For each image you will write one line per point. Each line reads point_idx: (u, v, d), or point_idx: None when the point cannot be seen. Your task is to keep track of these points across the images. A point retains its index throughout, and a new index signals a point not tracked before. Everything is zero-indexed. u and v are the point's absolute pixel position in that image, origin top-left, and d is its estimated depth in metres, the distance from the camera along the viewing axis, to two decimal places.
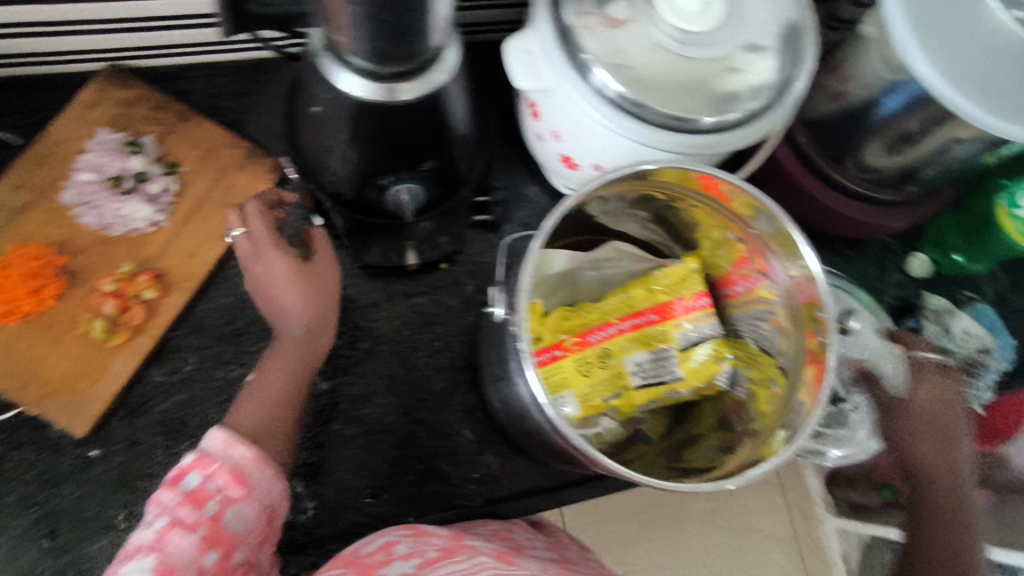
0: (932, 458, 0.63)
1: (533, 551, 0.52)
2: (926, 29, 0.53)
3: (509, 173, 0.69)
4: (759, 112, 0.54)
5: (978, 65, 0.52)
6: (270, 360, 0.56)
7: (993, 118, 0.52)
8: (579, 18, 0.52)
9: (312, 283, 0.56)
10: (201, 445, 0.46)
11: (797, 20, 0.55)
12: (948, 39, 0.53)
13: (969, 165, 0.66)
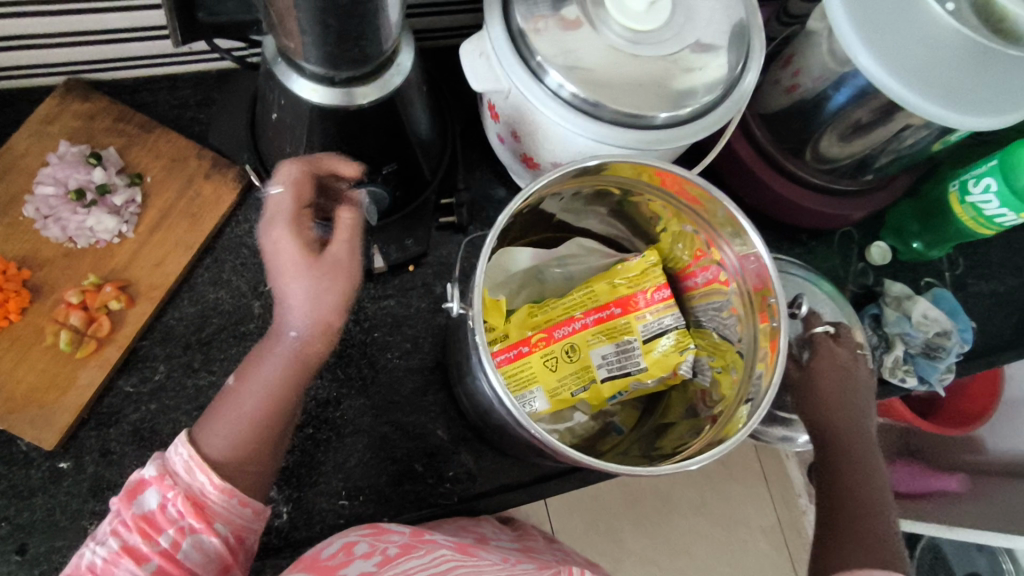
0: (842, 424, 0.56)
1: (499, 542, 0.54)
2: (864, 23, 0.55)
3: (474, 175, 0.70)
4: (710, 106, 0.56)
5: (917, 57, 0.54)
6: (264, 356, 0.48)
7: (934, 107, 0.54)
8: (532, 21, 0.54)
9: (324, 282, 0.46)
10: (168, 464, 0.46)
11: (744, 17, 0.57)
12: (887, 33, 0.55)
13: (920, 153, 0.69)
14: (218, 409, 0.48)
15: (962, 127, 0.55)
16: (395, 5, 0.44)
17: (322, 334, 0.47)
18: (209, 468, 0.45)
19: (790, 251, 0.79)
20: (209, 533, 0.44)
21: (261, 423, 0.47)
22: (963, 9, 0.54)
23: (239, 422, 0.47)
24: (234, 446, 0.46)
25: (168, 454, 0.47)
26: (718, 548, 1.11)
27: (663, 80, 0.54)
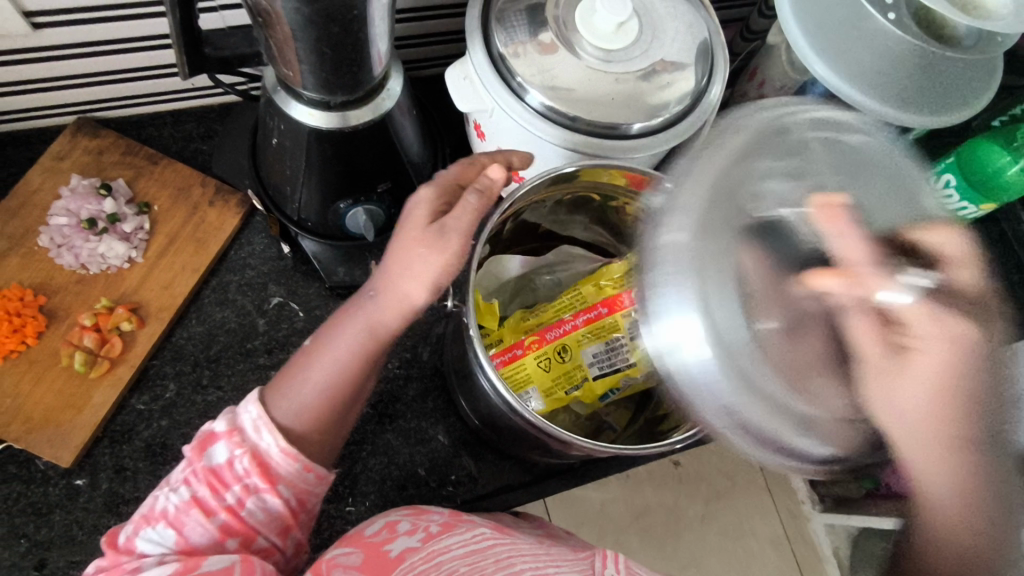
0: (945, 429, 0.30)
1: (525, 529, 0.57)
2: (821, 38, 0.61)
3: None
4: (681, 116, 0.60)
5: (866, 63, 0.59)
6: (345, 317, 0.48)
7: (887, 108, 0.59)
8: (512, 46, 0.58)
9: (420, 262, 0.45)
10: (238, 419, 0.46)
11: (706, 34, 0.61)
12: (837, 45, 0.60)
13: None
14: (291, 370, 0.48)
15: (914, 126, 0.60)
16: (383, 35, 0.49)
17: (398, 312, 0.46)
18: (276, 431, 0.46)
19: None
20: (272, 494, 0.45)
21: (323, 395, 0.47)
22: (905, 18, 0.58)
23: (307, 387, 0.47)
24: (299, 412, 0.46)
25: (238, 410, 0.47)
26: (727, 559, 1.12)
27: (635, 95, 0.58)
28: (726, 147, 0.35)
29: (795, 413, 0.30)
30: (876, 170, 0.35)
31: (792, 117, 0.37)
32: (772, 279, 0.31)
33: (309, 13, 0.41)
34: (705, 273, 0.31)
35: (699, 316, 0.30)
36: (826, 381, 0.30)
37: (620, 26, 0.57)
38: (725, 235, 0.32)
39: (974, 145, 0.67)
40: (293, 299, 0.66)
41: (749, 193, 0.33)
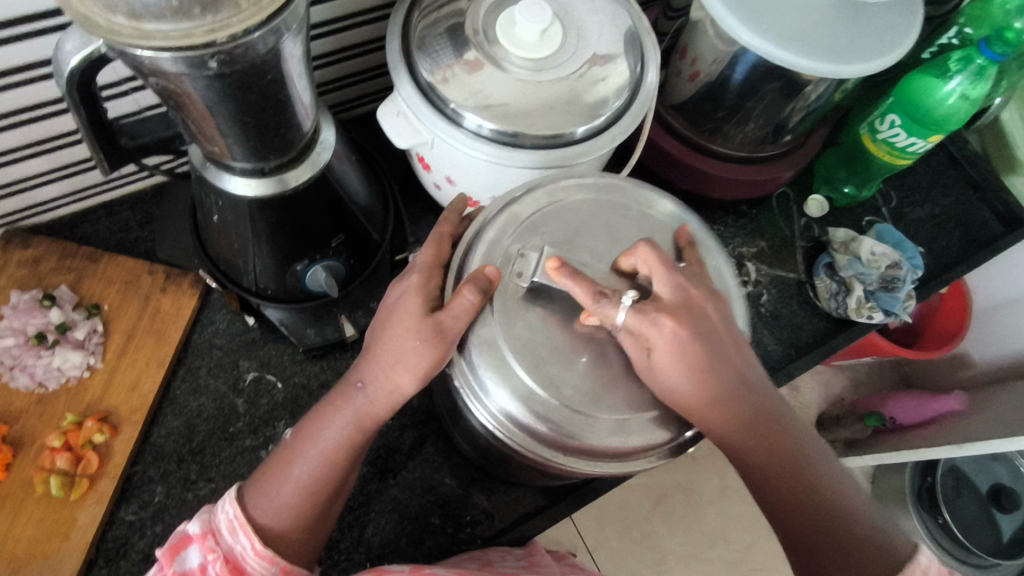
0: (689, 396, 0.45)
1: (503, 563, 0.56)
2: (742, 8, 0.59)
3: (421, 227, 0.72)
4: (622, 108, 0.59)
5: (790, 26, 0.59)
6: (326, 407, 0.48)
7: (819, 64, 0.58)
8: (440, 73, 0.56)
9: (404, 346, 0.45)
10: (213, 520, 0.47)
11: (630, 23, 0.61)
12: (761, 12, 0.59)
13: (827, 105, 0.73)
14: (274, 467, 0.48)
15: (854, 75, 0.59)
16: (305, 89, 0.47)
17: (388, 404, 0.47)
18: (251, 532, 0.46)
19: (735, 224, 0.82)
20: None
21: (308, 489, 0.46)
22: None
23: (289, 481, 0.46)
24: (279, 509, 0.46)
25: (214, 512, 0.48)
26: (753, 524, 1.14)
27: (574, 98, 0.57)
28: (485, 249, 0.49)
29: (595, 425, 0.45)
30: (591, 219, 0.51)
31: (528, 199, 0.51)
32: (556, 329, 0.47)
33: (223, 87, 0.39)
34: (504, 357, 0.45)
35: (505, 384, 0.45)
36: (607, 394, 0.46)
37: (544, 31, 0.56)
38: (505, 320, 0.46)
39: (907, 81, 0.69)
40: (268, 371, 0.64)
41: (512, 275, 0.48)
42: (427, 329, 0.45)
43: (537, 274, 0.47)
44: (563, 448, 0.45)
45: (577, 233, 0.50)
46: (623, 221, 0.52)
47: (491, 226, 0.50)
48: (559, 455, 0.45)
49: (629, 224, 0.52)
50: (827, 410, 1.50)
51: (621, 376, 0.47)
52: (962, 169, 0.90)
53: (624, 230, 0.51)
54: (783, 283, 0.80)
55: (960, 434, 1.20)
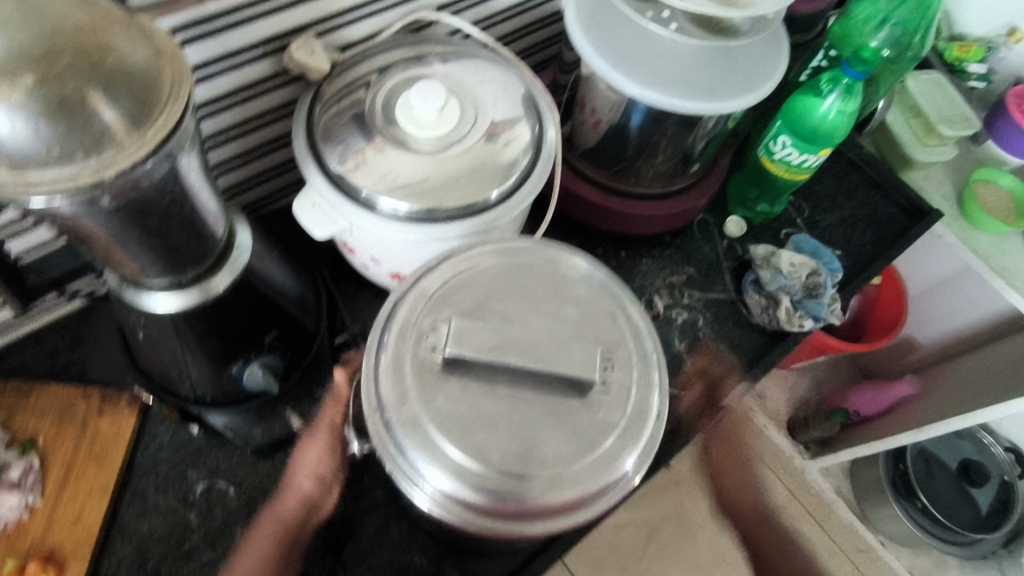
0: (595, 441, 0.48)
1: None
2: (621, 61, 0.64)
3: (359, 305, 0.73)
4: (529, 166, 0.62)
5: (665, 73, 0.64)
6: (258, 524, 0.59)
7: (696, 104, 0.63)
8: (349, 163, 0.59)
9: (302, 458, 0.59)
10: None
11: (524, 89, 0.65)
12: (637, 62, 0.64)
13: (722, 133, 0.78)
14: None
15: (731, 110, 0.64)
16: (211, 198, 0.49)
17: (299, 503, 0.59)
18: None
19: (661, 255, 0.85)
20: None
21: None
22: (685, 25, 0.64)
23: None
24: None
25: None
26: None
27: (477, 165, 0.60)
28: (398, 329, 0.51)
29: (533, 484, 0.46)
30: (502, 283, 0.53)
31: (435, 273, 0.53)
32: (478, 399, 0.48)
33: (123, 215, 0.40)
34: (430, 436, 0.47)
35: (435, 461, 0.46)
36: (539, 450, 0.47)
37: (442, 108, 0.59)
38: (425, 398, 0.48)
39: (793, 101, 0.74)
40: (219, 477, 0.63)
41: (438, 350, 0.49)
42: (318, 439, 0.59)
43: (450, 346, 0.47)
44: (503, 515, 0.46)
45: (490, 296, 0.52)
46: (534, 274, 0.55)
47: (401, 307, 0.52)
48: (504, 520, 0.46)
49: (535, 283, 0.54)
50: (796, 413, 1.54)
51: (545, 431, 0.47)
52: (863, 171, 0.96)
53: (530, 292, 0.53)
54: (716, 304, 0.83)
55: (917, 420, 1.25)
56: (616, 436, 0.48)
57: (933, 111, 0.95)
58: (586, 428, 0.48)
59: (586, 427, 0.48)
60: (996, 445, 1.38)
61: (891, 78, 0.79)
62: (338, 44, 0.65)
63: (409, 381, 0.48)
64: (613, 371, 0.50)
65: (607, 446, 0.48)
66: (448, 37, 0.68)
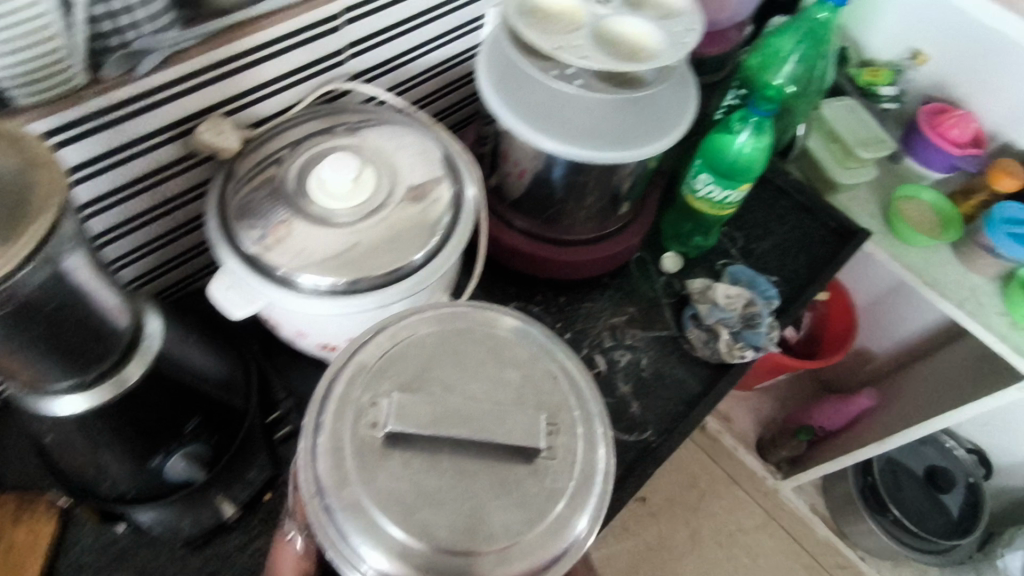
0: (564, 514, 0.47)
1: None
2: (534, 118, 0.67)
3: (295, 376, 0.71)
4: (451, 225, 0.62)
5: (577, 125, 0.66)
6: None
7: (609, 154, 0.66)
8: (262, 242, 0.58)
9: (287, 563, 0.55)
10: None
11: (442, 150, 0.65)
12: (549, 116, 0.67)
13: (645, 173, 0.80)
14: None
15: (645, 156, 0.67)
16: (110, 292, 0.47)
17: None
18: None
19: (601, 298, 0.85)
20: None
21: None
22: (590, 81, 0.64)
23: None
24: None
25: None
26: None
27: (395, 231, 0.60)
28: (335, 408, 0.49)
29: (479, 562, 0.45)
30: (440, 350, 0.53)
31: (372, 345, 0.52)
32: (418, 475, 0.46)
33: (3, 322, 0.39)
34: (372, 518, 0.45)
35: (377, 544, 0.44)
36: (481, 525, 0.46)
37: (356, 178, 0.59)
38: (366, 478, 0.46)
39: (708, 143, 0.77)
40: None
41: (368, 429, 0.48)
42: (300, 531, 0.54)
43: (391, 424, 0.46)
44: None
45: (425, 364, 0.52)
46: (471, 335, 0.54)
47: (339, 379, 0.50)
48: None
49: (474, 347, 0.54)
50: (763, 434, 1.55)
51: (488, 501, 0.46)
52: (792, 197, 0.99)
53: (468, 357, 0.53)
54: (659, 342, 0.84)
55: (879, 432, 1.25)
56: (565, 502, 0.47)
57: (850, 137, 0.99)
58: (535, 497, 0.47)
59: (535, 496, 0.47)
60: (958, 448, 1.39)
61: (801, 110, 0.84)
62: (249, 121, 0.65)
63: (345, 462, 0.46)
64: (558, 436, 0.50)
65: (549, 511, 0.47)
66: (362, 105, 0.69)
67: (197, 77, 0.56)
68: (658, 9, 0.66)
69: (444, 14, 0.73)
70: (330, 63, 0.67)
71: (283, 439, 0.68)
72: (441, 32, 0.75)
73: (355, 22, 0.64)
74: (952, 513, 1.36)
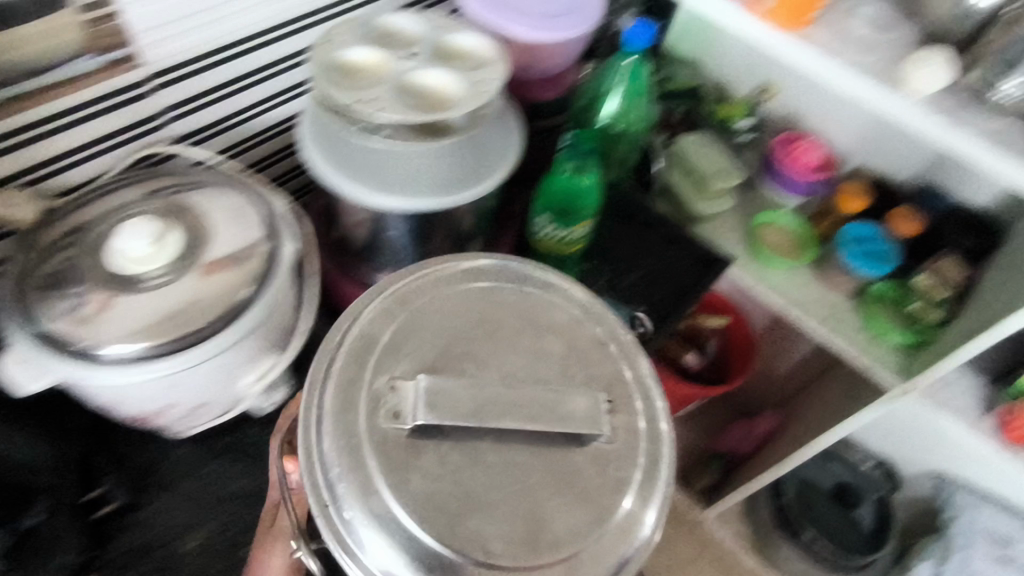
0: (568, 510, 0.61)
1: None
2: (358, 174, 0.84)
3: (110, 479, 0.85)
4: (255, 295, 0.73)
5: (390, 172, 0.83)
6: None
7: (422, 199, 0.83)
8: (56, 318, 0.68)
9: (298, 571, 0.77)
10: None
11: (259, 219, 0.77)
12: (369, 169, 0.84)
13: (463, 182, 0.84)
14: None
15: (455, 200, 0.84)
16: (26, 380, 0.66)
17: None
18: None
19: None
20: None
21: None
22: (396, 131, 0.80)
23: None
24: None
25: None
26: None
27: (193, 289, 0.71)
28: (337, 397, 0.62)
29: (505, 550, 0.58)
30: (480, 319, 0.69)
31: (382, 312, 0.68)
32: (449, 472, 0.60)
33: None
34: (400, 519, 0.57)
35: (394, 539, 0.57)
36: (504, 503, 0.60)
37: (155, 240, 0.70)
38: (399, 477, 0.59)
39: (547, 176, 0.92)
40: None
41: (388, 415, 0.61)
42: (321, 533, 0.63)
43: (425, 416, 0.59)
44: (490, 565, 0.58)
45: (436, 343, 0.67)
46: (501, 286, 0.73)
47: (349, 366, 0.64)
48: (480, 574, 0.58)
49: (513, 321, 0.70)
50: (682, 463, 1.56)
51: (499, 497, 0.60)
52: (657, 230, 1.00)
53: (517, 336, 0.69)
54: None
55: (770, 454, 1.33)
56: (630, 493, 0.63)
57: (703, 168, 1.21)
58: (598, 493, 0.62)
59: (601, 491, 0.62)
60: (864, 463, 1.45)
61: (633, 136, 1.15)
62: (62, 186, 0.81)
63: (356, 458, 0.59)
64: (618, 415, 0.66)
65: (575, 498, 0.62)
66: (189, 167, 0.83)
67: (25, 131, 0.73)
68: (464, 68, 0.83)
69: (253, 83, 0.92)
70: (146, 127, 0.83)
71: (95, 514, 0.82)
72: (265, 97, 0.95)
73: (167, 85, 0.82)
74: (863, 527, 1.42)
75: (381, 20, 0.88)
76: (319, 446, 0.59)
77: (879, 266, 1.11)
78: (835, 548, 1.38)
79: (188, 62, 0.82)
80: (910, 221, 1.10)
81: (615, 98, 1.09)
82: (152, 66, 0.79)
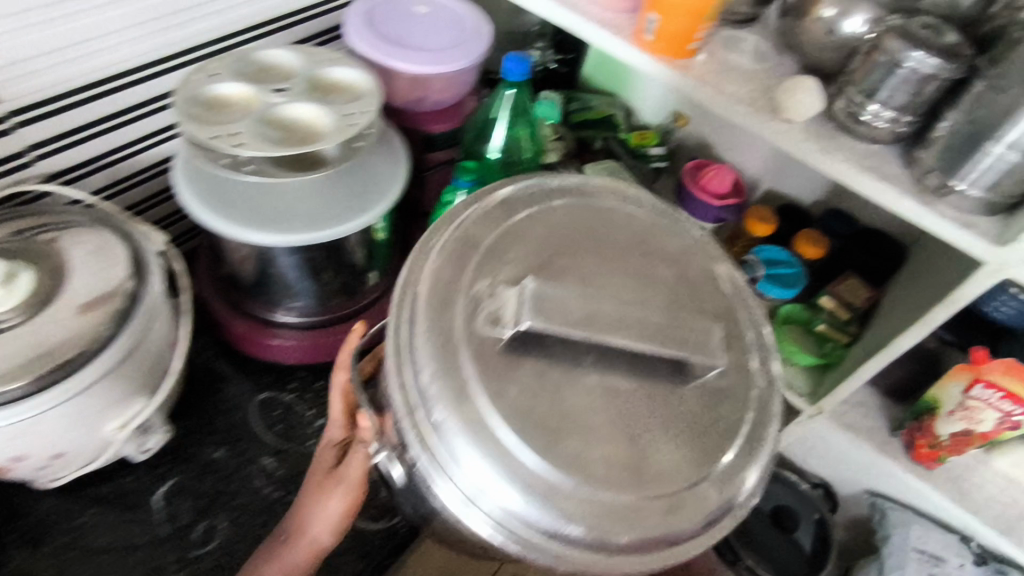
0: (670, 439, 0.73)
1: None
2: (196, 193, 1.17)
3: None
4: (114, 332, 1.01)
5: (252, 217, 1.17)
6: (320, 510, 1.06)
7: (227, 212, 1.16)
8: None
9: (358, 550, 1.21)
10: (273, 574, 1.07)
11: (111, 277, 1.04)
12: (239, 211, 1.17)
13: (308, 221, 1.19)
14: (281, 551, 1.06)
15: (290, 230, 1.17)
16: None
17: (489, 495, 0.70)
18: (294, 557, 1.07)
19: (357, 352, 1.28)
20: None
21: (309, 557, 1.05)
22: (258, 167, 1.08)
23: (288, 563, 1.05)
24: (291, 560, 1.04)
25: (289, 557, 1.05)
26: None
27: (66, 338, 0.97)
28: (434, 327, 0.72)
29: (592, 450, 0.70)
30: (585, 223, 0.85)
31: (524, 200, 0.85)
32: (542, 386, 0.71)
33: None
34: (495, 427, 0.69)
35: (501, 442, 0.69)
36: (607, 418, 0.72)
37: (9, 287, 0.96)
38: (505, 377, 0.71)
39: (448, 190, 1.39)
40: None
41: (497, 325, 0.72)
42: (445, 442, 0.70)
43: (534, 320, 0.68)
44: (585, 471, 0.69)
45: (540, 249, 0.81)
46: (583, 188, 0.90)
47: (470, 265, 0.77)
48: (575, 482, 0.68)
49: (631, 223, 0.88)
50: None
51: (603, 403, 0.72)
52: None
53: (634, 236, 0.86)
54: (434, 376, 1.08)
55: None
56: (731, 441, 0.76)
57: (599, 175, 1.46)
58: (703, 422, 0.75)
59: (704, 419, 0.75)
60: (803, 483, 1.70)
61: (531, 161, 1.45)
62: None
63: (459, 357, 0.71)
64: (734, 350, 0.81)
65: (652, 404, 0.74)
66: (63, 209, 1.11)
67: None
68: (338, 106, 1.15)
69: (105, 132, 1.22)
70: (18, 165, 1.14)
71: None
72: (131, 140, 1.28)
73: (24, 122, 1.09)
74: (806, 551, 1.67)
75: (260, 57, 1.22)
76: (410, 347, 0.72)
77: (784, 288, 1.39)
78: (773, 569, 1.64)
79: (41, 102, 1.09)
80: (814, 242, 1.40)
81: (502, 123, 1.41)
82: (10, 103, 1.05)
